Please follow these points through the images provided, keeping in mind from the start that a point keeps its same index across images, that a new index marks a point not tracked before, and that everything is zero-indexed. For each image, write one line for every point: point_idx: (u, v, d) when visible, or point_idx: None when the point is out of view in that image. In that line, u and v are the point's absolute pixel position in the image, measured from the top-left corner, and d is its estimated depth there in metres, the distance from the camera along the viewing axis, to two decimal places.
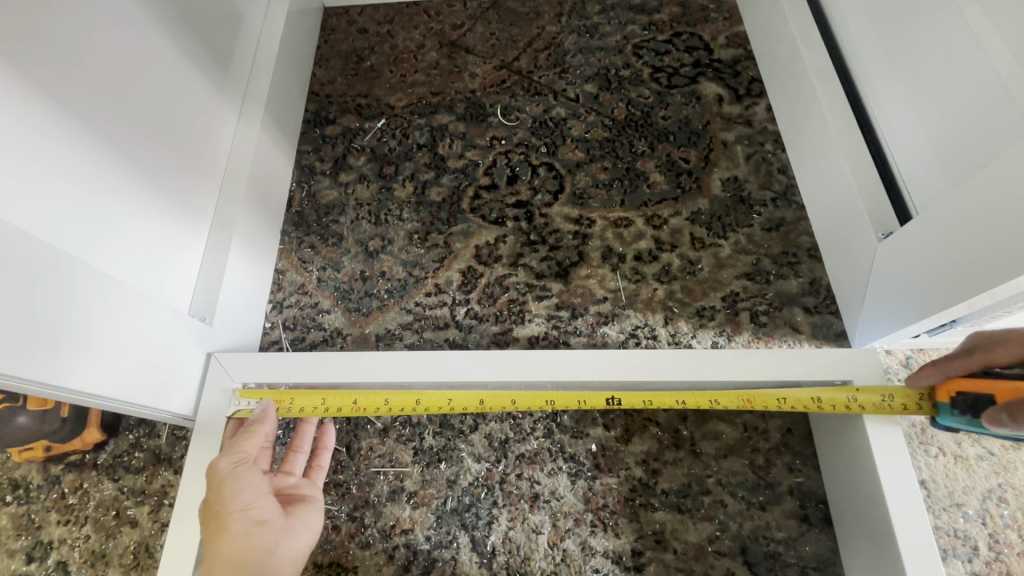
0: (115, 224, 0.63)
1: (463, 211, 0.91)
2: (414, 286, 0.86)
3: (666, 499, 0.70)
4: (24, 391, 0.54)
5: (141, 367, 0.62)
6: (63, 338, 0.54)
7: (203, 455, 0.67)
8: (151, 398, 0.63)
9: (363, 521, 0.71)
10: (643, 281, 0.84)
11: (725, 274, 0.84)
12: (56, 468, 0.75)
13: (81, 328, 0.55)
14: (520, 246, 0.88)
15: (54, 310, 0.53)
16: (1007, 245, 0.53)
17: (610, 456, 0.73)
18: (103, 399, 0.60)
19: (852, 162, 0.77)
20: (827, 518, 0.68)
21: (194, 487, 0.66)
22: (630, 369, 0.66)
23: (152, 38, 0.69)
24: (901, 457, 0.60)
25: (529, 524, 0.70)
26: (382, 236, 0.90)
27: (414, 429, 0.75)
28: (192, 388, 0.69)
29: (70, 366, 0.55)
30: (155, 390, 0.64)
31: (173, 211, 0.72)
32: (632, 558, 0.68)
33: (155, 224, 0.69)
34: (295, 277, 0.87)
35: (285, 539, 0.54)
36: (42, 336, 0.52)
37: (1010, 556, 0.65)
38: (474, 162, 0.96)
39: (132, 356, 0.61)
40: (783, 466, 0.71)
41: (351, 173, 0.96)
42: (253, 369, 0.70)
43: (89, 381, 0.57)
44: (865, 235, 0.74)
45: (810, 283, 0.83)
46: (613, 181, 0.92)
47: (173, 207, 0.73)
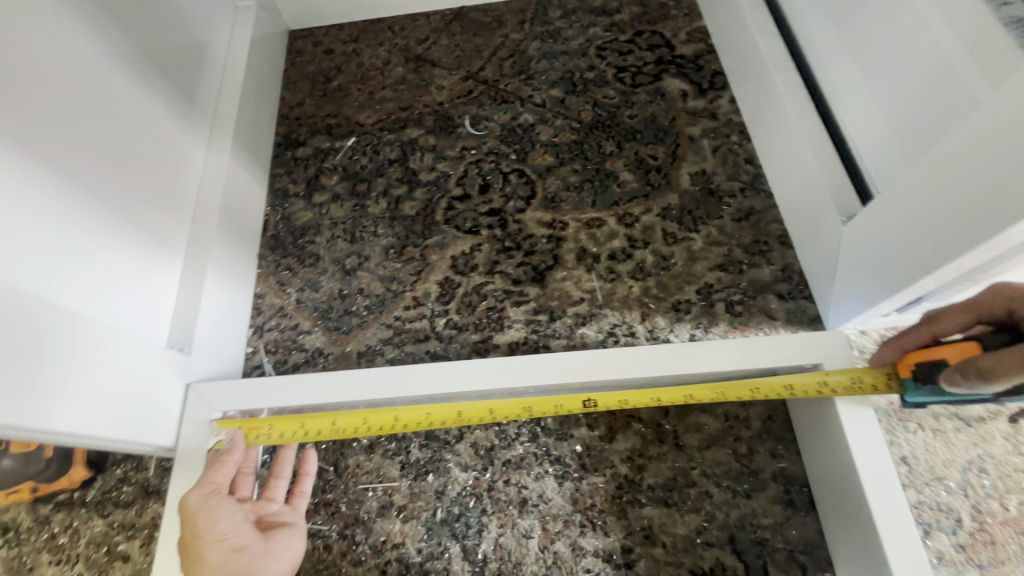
0: (85, 262, 0.63)
1: (437, 223, 0.92)
2: (393, 300, 0.86)
3: (652, 495, 0.71)
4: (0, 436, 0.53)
5: (117, 403, 0.62)
6: (41, 380, 0.54)
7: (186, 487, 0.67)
8: (129, 433, 0.63)
9: (354, 538, 0.71)
10: (618, 279, 0.85)
11: (699, 266, 0.85)
12: (45, 508, 0.75)
13: (55, 369, 0.55)
14: (495, 253, 0.89)
15: (28, 352, 0.53)
16: (963, 221, 0.55)
17: (595, 456, 0.73)
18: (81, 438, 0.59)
19: (813, 149, 0.78)
20: (812, 501, 0.69)
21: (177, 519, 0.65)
22: (605, 369, 0.67)
23: (110, 74, 0.69)
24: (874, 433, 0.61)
25: (519, 529, 0.70)
26: (358, 253, 0.91)
27: (400, 443, 0.75)
28: (171, 420, 0.68)
29: (48, 409, 0.54)
30: (132, 424, 0.63)
31: (145, 244, 0.73)
32: (622, 555, 0.68)
33: (129, 259, 0.70)
34: (274, 300, 0.88)
35: (266, 562, 0.55)
36: (15, 380, 0.51)
37: (993, 525, 0.66)
38: (445, 174, 0.96)
39: (111, 394, 0.61)
40: (765, 452, 0.72)
41: (324, 193, 0.97)
42: (232, 396, 0.70)
43: (67, 420, 0.56)
44: (830, 219, 0.75)
45: (782, 270, 0.84)
46: (583, 183, 0.93)
47: (146, 240, 0.73)
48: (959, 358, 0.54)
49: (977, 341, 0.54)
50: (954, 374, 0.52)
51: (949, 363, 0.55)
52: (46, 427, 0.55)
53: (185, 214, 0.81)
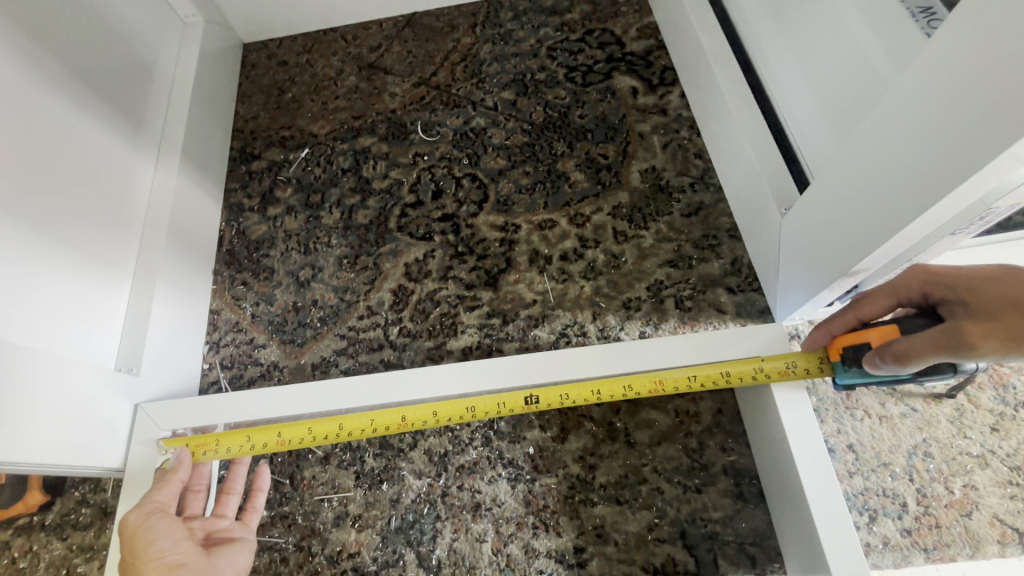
0: (22, 292, 0.63)
1: (390, 231, 0.92)
2: (347, 310, 0.87)
3: (604, 493, 0.71)
4: None
5: (64, 429, 0.62)
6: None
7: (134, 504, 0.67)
8: (76, 458, 0.63)
9: (310, 549, 0.71)
10: (570, 280, 0.85)
11: (649, 263, 0.85)
12: (5, 533, 0.76)
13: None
14: (448, 259, 0.89)
15: None
16: (874, 213, 0.54)
17: (548, 457, 0.74)
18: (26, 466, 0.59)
19: (753, 142, 0.78)
20: (762, 493, 0.70)
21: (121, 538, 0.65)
22: (547, 370, 0.68)
23: (40, 99, 0.69)
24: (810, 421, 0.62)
25: (472, 533, 0.71)
26: (312, 265, 0.91)
27: (355, 453, 0.76)
28: (120, 442, 0.69)
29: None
30: (78, 449, 0.63)
31: (88, 269, 0.72)
32: (575, 555, 0.69)
33: (71, 286, 0.69)
34: (229, 315, 0.88)
35: None
36: None
37: (938, 509, 0.67)
38: (398, 181, 0.97)
39: (52, 418, 0.61)
40: (715, 446, 0.72)
41: (279, 206, 0.97)
42: (181, 415, 0.71)
43: (11, 449, 0.56)
44: (771, 211, 0.75)
45: (731, 263, 0.84)
46: (535, 185, 0.94)
47: (88, 265, 0.73)
48: (881, 340, 0.56)
49: (896, 323, 0.56)
50: (877, 357, 0.54)
51: (872, 346, 0.57)
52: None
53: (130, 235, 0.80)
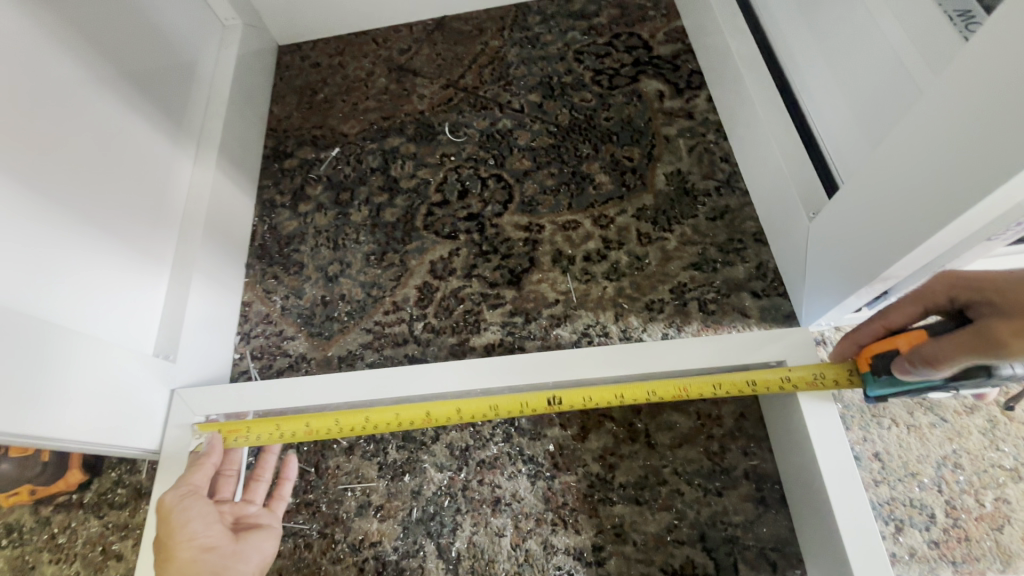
0: (70, 279, 0.66)
1: (417, 229, 0.94)
2: (373, 305, 0.89)
3: (623, 493, 0.72)
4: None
5: (104, 408, 0.65)
6: (18, 394, 0.55)
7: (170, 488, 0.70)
8: (115, 437, 0.66)
9: (333, 537, 0.73)
10: (593, 280, 0.86)
11: (673, 266, 0.86)
12: (46, 510, 0.79)
13: (44, 376, 0.58)
14: (473, 257, 0.90)
15: (21, 358, 0.56)
16: (904, 219, 0.54)
17: (568, 455, 0.74)
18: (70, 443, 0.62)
19: (781, 147, 0.78)
20: (784, 498, 0.69)
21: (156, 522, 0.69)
22: (569, 369, 0.69)
23: (91, 97, 0.73)
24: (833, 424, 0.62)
25: (492, 527, 0.71)
26: (340, 260, 0.93)
27: (378, 445, 0.77)
28: (156, 425, 0.71)
29: (40, 413, 0.57)
30: (117, 429, 0.66)
31: (132, 260, 0.76)
32: (592, 553, 0.69)
33: (116, 275, 0.73)
34: (260, 307, 0.91)
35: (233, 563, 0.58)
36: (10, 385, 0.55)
37: (967, 521, 0.65)
38: (425, 180, 0.98)
39: (93, 402, 0.63)
40: (737, 450, 0.72)
41: (309, 202, 1.00)
42: (213, 401, 0.73)
43: (57, 424, 0.59)
44: (798, 216, 0.75)
45: (756, 267, 0.84)
46: (559, 186, 0.95)
47: (133, 256, 0.76)
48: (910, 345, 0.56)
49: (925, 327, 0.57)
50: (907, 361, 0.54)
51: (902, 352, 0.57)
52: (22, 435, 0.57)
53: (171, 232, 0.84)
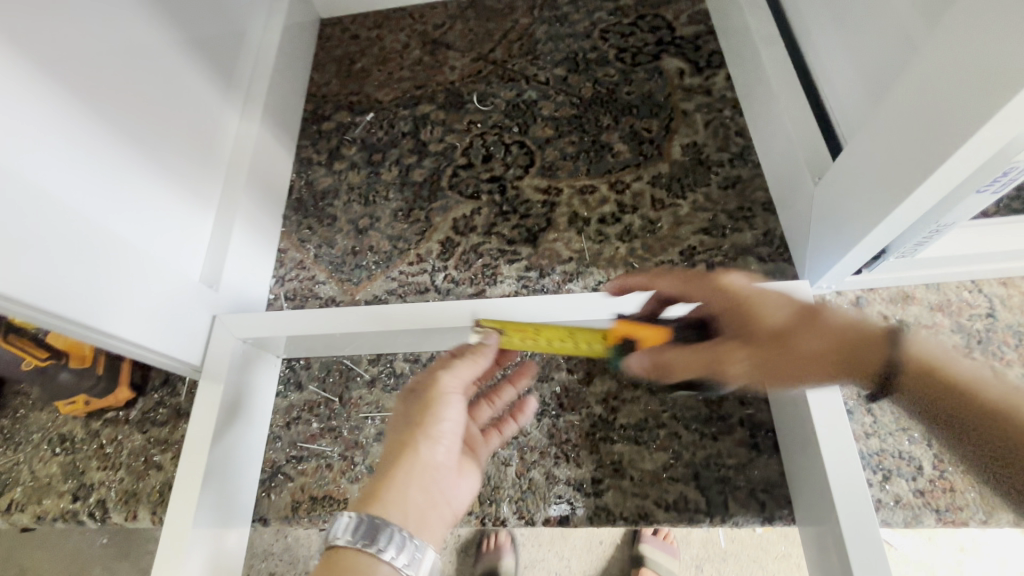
0: (134, 203, 0.74)
1: (442, 189, 1.00)
2: (398, 256, 0.95)
3: (624, 433, 0.76)
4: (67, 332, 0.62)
5: (157, 319, 0.71)
6: (91, 294, 0.62)
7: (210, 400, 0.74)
8: (166, 347, 0.72)
9: (353, 459, 0.79)
10: (606, 241, 0.91)
11: (683, 230, 0.90)
12: (95, 423, 0.87)
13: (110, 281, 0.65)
14: (493, 216, 0.96)
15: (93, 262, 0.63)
16: (902, 171, 0.58)
17: (573, 397, 0.79)
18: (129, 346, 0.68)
19: (792, 117, 0.82)
20: (777, 445, 0.73)
21: (200, 430, 0.72)
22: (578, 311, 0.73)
23: (158, 44, 0.80)
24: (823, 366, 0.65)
25: (499, 458, 0.77)
26: (370, 215, 1.00)
27: (399, 379, 0.84)
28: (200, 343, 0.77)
29: (107, 313, 0.64)
30: (167, 341, 0.72)
31: (187, 195, 0.84)
32: (592, 485, 0.74)
33: (173, 206, 0.81)
34: (294, 254, 0.98)
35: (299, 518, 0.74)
36: (82, 283, 0.61)
37: (954, 474, 0.68)
38: (452, 145, 1.04)
39: (145, 313, 0.69)
40: (734, 400, 0.76)
41: (344, 162, 1.07)
42: (250, 326, 0.78)
43: (120, 326, 0.66)
44: (805, 182, 0.78)
45: (764, 234, 0.87)
46: (579, 153, 1.00)
47: (188, 192, 0.84)
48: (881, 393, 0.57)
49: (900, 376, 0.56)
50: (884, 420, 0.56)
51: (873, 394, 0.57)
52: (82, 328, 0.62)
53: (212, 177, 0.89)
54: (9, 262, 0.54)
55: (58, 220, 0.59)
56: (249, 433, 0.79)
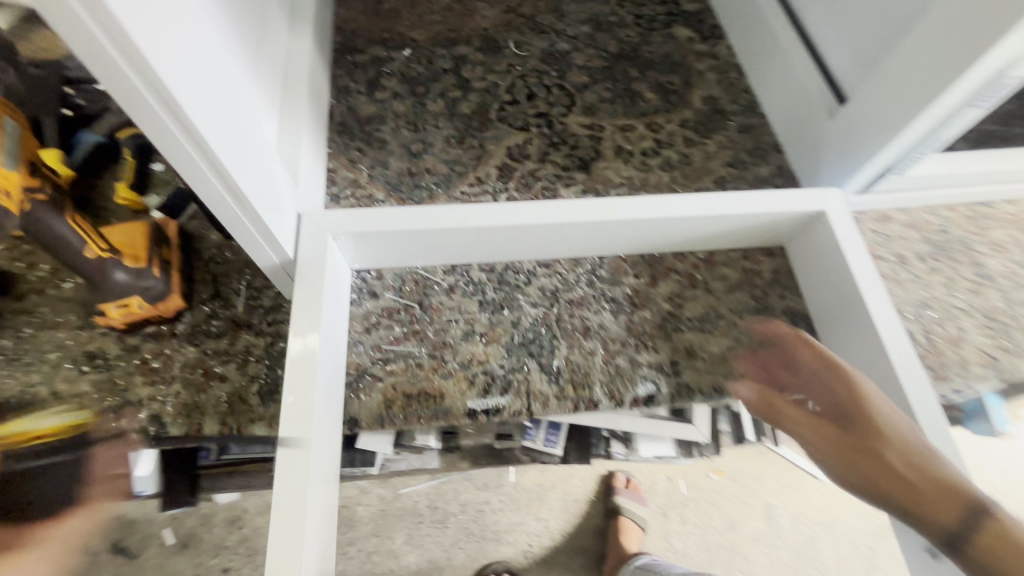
0: (253, 90, 0.73)
1: (492, 120, 1.05)
2: (458, 178, 0.98)
3: (691, 324, 0.87)
4: (217, 197, 0.61)
5: (274, 201, 0.70)
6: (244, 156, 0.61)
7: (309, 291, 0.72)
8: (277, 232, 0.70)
9: (443, 357, 0.81)
10: (651, 170, 1.02)
11: (713, 164, 1.04)
12: (133, 338, 0.78)
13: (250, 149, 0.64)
14: (545, 146, 1.02)
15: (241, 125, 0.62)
16: (921, 90, 0.75)
17: (643, 296, 0.88)
18: (256, 223, 0.66)
19: (802, 68, 0.99)
20: (813, 327, 0.88)
21: (303, 319, 0.70)
22: (654, 210, 0.80)
23: None
24: (856, 247, 0.79)
25: (585, 348, 0.83)
26: (422, 140, 1.01)
27: (477, 286, 0.87)
28: (293, 237, 0.75)
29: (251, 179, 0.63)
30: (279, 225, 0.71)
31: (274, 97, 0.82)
32: (670, 366, 0.83)
33: (269, 105, 0.79)
34: (346, 173, 0.96)
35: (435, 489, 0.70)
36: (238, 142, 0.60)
37: (939, 342, 0.88)
38: (495, 83, 1.09)
39: (265, 190, 0.67)
40: (775, 294, 0.90)
41: (385, 91, 1.07)
42: (336, 221, 0.76)
43: (256, 196, 0.64)
44: (818, 118, 0.96)
45: (777, 169, 1.04)
46: (615, 98, 1.10)
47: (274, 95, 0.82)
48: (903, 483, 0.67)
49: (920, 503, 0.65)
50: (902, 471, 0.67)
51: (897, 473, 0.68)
52: (216, 186, 0.59)
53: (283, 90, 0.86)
54: (202, 103, 0.53)
55: (217, 66, 0.57)
56: (337, 333, 0.77)
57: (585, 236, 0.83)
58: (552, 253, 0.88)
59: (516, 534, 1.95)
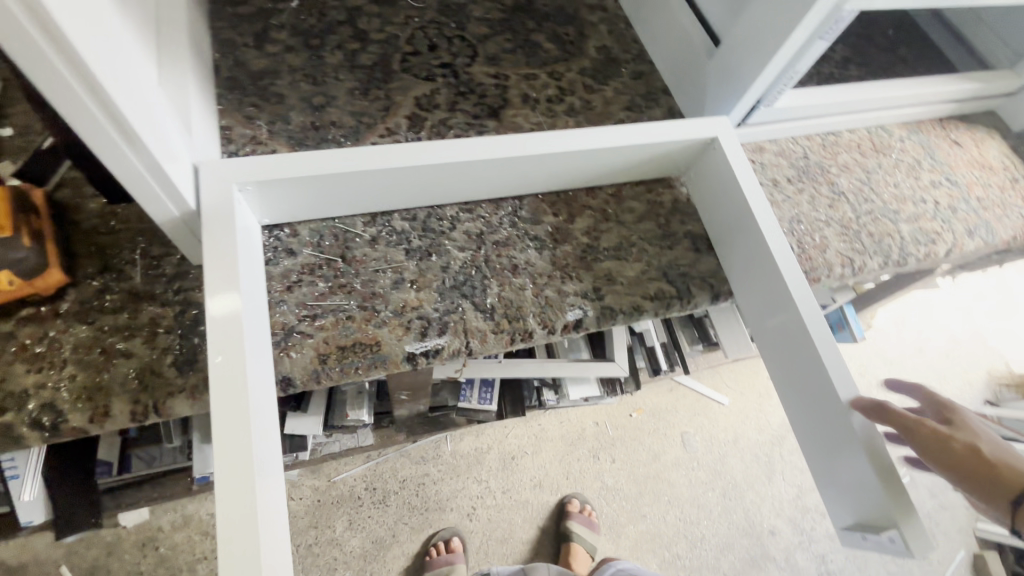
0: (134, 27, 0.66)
1: (396, 72, 1.03)
2: (367, 130, 0.95)
3: (608, 254, 0.93)
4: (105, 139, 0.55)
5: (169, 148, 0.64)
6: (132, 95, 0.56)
7: (219, 244, 0.67)
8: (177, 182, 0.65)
9: (375, 307, 0.79)
10: (557, 116, 1.06)
11: (612, 108, 1.11)
12: (6, 324, 0.68)
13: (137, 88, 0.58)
14: (453, 95, 1.03)
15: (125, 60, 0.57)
16: (777, 25, 0.86)
17: (563, 232, 0.93)
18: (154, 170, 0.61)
19: (680, 14, 1.08)
20: (710, 246, 0.98)
21: (218, 272, 0.66)
22: (561, 142, 0.83)
23: None
24: (741, 166, 0.88)
25: (515, 285, 0.86)
26: (324, 94, 0.97)
27: (401, 235, 0.86)
28: (193, 189, 0.70)
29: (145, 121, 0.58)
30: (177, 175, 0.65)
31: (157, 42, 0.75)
32: (594, 292, 0.88)
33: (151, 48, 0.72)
34: (243, 130, 0.90)
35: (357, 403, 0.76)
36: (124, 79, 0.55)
37: (810, 250, 1.03)
38: (394, 35, 1.07)
39: (160, 135, 0.62)
40: (677, 221, 0.99)
41: (276, 44, 1.00)
42: (240, 170, 0.72)
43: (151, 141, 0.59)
44: (697, 60, 1.06)
45: (668, 110, 1.14)
46: (515, 49, 1.13)
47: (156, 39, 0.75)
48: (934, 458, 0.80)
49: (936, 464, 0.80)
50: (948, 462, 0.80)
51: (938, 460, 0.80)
52: (106, 128, 0.54)
53: (161, 36, 0.78)
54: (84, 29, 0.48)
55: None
56: (257, 292, 0.72)
57: (501, 172, 0.85)
58: (472, 194, 0.89)
59: (458, 500, 1.98)
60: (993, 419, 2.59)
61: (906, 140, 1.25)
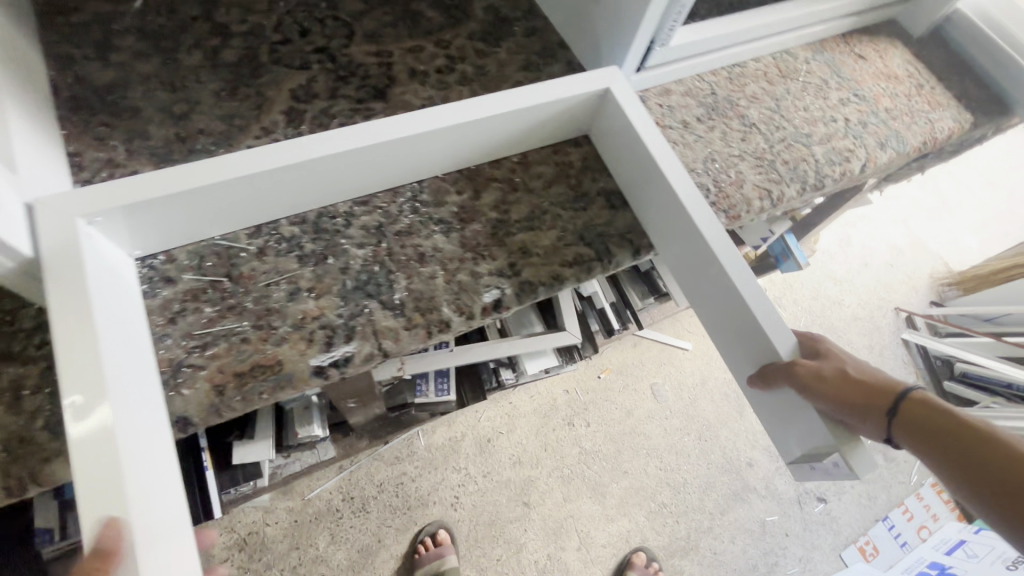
0: None
1: (265, 64, 0.94)
2: (240, 133, 0.87)
3: (520, 225, 0.88)
4: None
5: None
6: None
7: (68, 287, 0.60)
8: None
9: (271, 325, 0.73)
10: (449, 87, 1.00)
11: (508, 70, 1.05)
12: None
13: None
14: (332, 81, 0.95)
15: None
16: None
17: (469, 211, 0.88)
18: None
19: None
20: (625, 201, 0.95)
21: (68, 320, 0.59)
22: (445, 119, 0.77)
23: None
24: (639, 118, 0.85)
25: (424, 274, 0.81)
26: (185, 100, 0.88)
27: (292, 242, 0.79)
28: (25, 230, 0.61)
29: None
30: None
31: None
32: (509, 268, 0.84)
33: None
34: (96, 154, 0.81)
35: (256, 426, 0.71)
36: None
37: (728, 187, 1.01)
38: (258, 24, 0.98)
39: None
40: (589, 180, 0.95)
41: (122, 52, 0.90)
42: (81, 200, 0.64)
43: None
44: (586, 6, 1.00)
45: (567, 64, 1.08)
46: (396, 21, 1.05)
47: None
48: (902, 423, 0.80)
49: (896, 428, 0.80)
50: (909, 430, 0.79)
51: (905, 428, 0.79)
52: None
53: None
54: None
55: None
56: (132, 337, 0.66)
57: (392, 160, 0.79)
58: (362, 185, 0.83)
59: (440, 492, 1.96)
60: (940, 319, 2.70)
61: (812, 62, 1.24)
